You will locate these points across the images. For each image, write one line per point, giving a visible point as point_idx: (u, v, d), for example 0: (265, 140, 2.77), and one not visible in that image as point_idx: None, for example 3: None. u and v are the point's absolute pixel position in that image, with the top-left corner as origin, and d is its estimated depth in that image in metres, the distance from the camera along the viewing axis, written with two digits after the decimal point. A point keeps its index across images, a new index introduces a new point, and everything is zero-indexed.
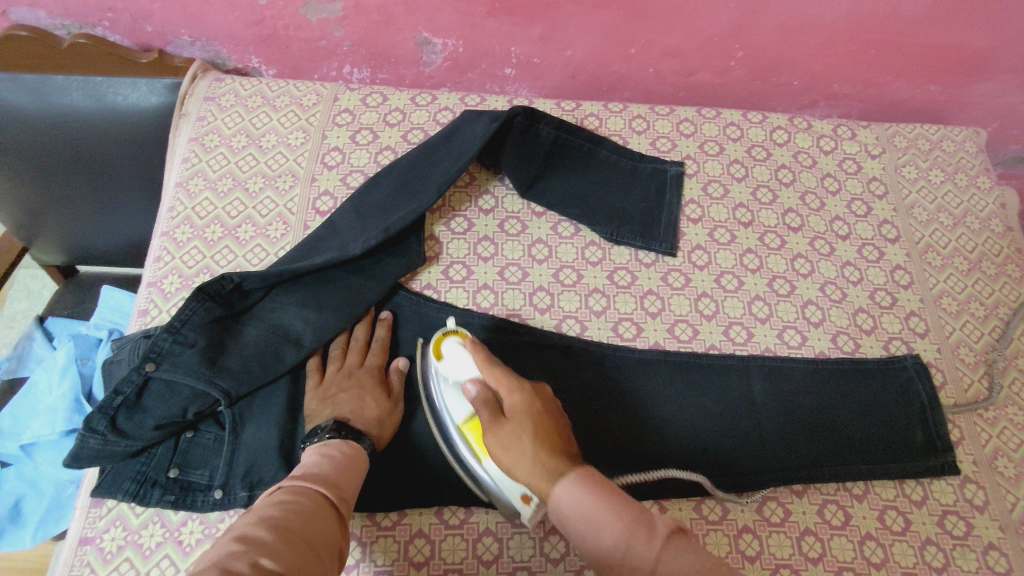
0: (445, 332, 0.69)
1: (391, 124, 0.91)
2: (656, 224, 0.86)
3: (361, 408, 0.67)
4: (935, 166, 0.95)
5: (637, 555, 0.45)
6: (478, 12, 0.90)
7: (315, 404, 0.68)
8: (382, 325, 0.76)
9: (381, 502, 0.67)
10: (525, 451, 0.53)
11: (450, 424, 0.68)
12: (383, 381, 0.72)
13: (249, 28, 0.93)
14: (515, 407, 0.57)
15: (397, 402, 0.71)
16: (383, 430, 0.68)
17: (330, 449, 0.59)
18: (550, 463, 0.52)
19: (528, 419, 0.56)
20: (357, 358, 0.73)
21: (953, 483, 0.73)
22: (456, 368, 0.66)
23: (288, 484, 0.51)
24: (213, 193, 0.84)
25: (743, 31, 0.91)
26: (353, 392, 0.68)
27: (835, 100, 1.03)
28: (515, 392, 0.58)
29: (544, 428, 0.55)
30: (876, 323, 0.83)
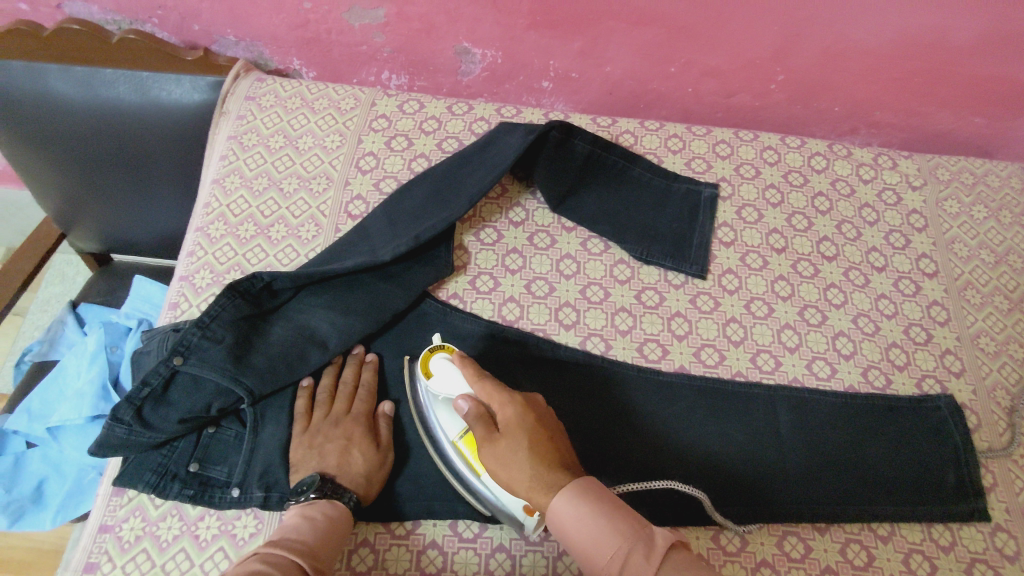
0: (434, 349, 0.69)
1: (426, 132, 0.91)
2: (688, 246, 0.85)
3: (346, 463, 0.65)
4: (978, 201, 0.93)
5: (633, 568, 0.48)
6: (519, 25, 0.90)
7: (303, 455, 0.66)
8: (369, 368, 0.74)
9: (396, 511, 0.67)
10: (522, 464, 0.56)
11: (444, 438, 0.67)
12: (371, 429, 0.69)
13: (293, 30, 0.95)
14: (508, 422, 0.59)
15: (386, 451, 0.68)
16: (371, 485, 0.65)
17: (313, 509, 0.59)
18: (547, 477, 0.55)
19: (521, 432, 0.57)
20: (344, 405, 0.70)
21: (983, 531, 0.71)
22: (448, 384, 0.65)
23: (262, 551, 0.51)
24: (248, 191, 0.86)
25: (786, 55, 0.90)
26: (339, 442, 0.66)
27: (876, 129, 1.01)
28: (507, 404, 0.59)
29: (539, 441, 0.57)
30: (909, 359, 0.81)
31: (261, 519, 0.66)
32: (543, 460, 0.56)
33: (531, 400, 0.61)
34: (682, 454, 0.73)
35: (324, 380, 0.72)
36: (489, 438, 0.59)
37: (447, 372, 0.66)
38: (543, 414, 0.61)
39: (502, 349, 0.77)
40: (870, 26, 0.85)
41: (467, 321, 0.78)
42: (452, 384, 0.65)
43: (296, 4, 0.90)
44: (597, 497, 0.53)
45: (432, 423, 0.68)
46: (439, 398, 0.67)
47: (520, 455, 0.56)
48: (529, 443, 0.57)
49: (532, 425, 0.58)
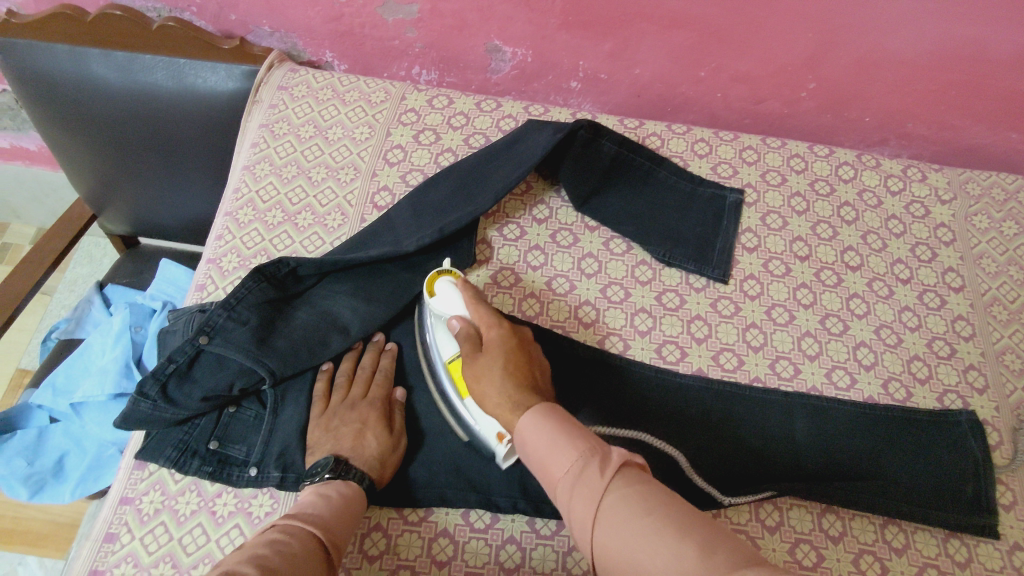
0: (441, 271, 0.72)
1: (454, 127, 0.92)
2: (710, 251, 0.85)
3: (361, 446, 0.65)
4: (1009, 217, 0.92)
5: (586, 479, 0.50)
6: (551, 24, 0.91)
7: (320, 436, 0.67)
8: (387, 354, 0.74)
9: (409, 498, 0.67)
10: (495, 377, 0.61)
11: (436, 360, 0.71)
12: (387, 414, 0.69)
13: (327, 23, 0.96)
14: (491, 341, 0.65)
15: (399, 437, 0.68)
16: (385, 469, 0.65)
17: (328, 488, 0.60)
18: (516, 395, 0.59)
19: (499, 351, 0.63)
20: (360, 390, 0.70)
21: (1000, 549, 0.70)
22: (446, 306, 0.70)
23: (280, 525, 0.53)
24: (277, 178, 0.87)
25: (819, 62, 0.90)
26: (355, 425, 0.67)
27: (906, 140, 1.00)
28: (493, 327, 0.66)
29: (515, 363, 0.63)
30: (931, 373, 0.80)
31: (277, 499, 0.67)
32: (516, 375, 0.61)
33: (518, 329, 0.67)
34: (697, 455, 0.73)
35: (343, 364, 0.73)
36: (472, 353, 0.65)
37: (449, 294, 0.70)
38: (528, 345, 0.67)
39: None
40: (906, 35, 0.84)
41: None
42: (450, 306, 0.69)
43: None
44: (560, 415, 0.55)
45: (429, 343, 0.72)
46: (436, 319, 0.71)
47: (495, 368, 0.62)
48: (505, 362, 0.62)
49: (513, 349, 0.64)
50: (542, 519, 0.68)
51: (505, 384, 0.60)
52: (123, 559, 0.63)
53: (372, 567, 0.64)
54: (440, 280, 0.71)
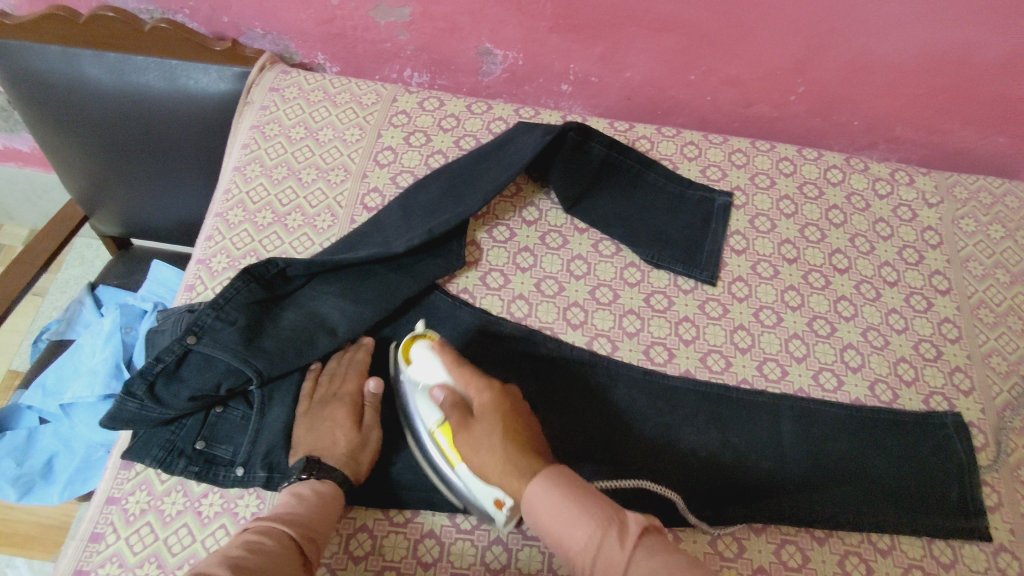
0: (415, 336, 0.70)
1: (445, 129, 0.93)
2: (699, 253, 0.85)
3: (333, 444, 0.66)
4: (996, 221, 0.92)
5: (607, 552, 0.50)
6: (542, 27, 0.91)
7: (298, 435, 0.68)
8: (364, 349, 0.75)
9: (389, 497, 0.68)
10: (494, 446, 0.58)
11: (421, 429, 0.68)
12: (359, 411, 0.70)
13: (319, 26, 0.97)
14: (483, 407, 0.62)
15: (370, 432, 0.69)
16: (359, 466, 0.66)
17: (301, 487, 0.61)
18: (520, 461, 0.57)
19: (494, 416, 0.60)
20: (335, 387, 0.71)
21: (986, 550, 0.70)
22: (425, 373, 0.67)
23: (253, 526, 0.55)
24: (267, 179, 0.87)
25: (807, 66, 0.90)
26: (326, 424, 0.68)
27: (895, 144, 1.01)
28: (482, 391, 0.62)
29: (511, 426, 0.60)
30: (917, 375, 0.80)
31: (264, 499, 0.67)
32: (515, 442, 0.58)
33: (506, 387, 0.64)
34: (682, 457, 0.73)
35: (329, 364, 0.74)
36: (463, 424, 0.61)
37: (426, 359, 0.67)
38: (519, 403, 0.64)
39: (511, 350, 0.78)
40: (894, 40, 0.85)
41: (475, 316, 0.79)
42: (430, 372, 0.67)
43: None
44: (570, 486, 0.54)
45: (412, 413, 0.69)
46: (416, 387, 0.68)
47: (492, 438, 0.59)
48: (502, 430, 0.59)
49: (506, 412, 0.61)
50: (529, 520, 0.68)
51: (507, 456, 0.57)
52: (109, 559, 0.63)
53: (358, 567, 0.64)
54: (415, 345, 0.69)
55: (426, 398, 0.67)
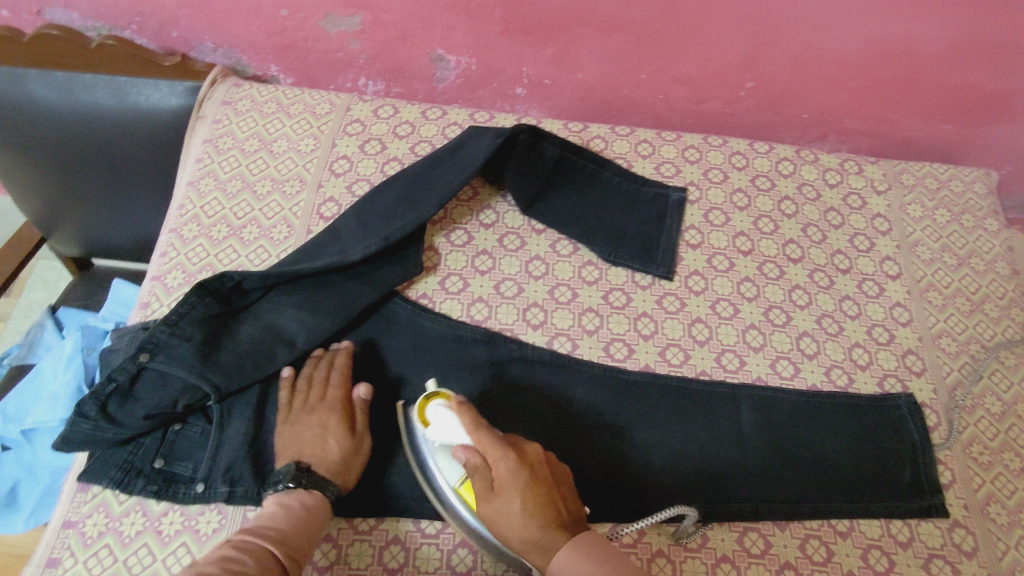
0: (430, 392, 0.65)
1: (400, 136, 0.93)
2: (655, 249, 0.86)
3: (323, 452, 0.66)
4: (942, 205, 0.95)
5: None
6: (492, 32, 0.92)
7: (282, 441, 0.67)
8: (341, 353, 0.74)
9: (375, 506, 0.68)
10: (517, 522, 0.58)
11: (443, 485, 0.65)
12: (348, 417, 0.69)
13: (270, 37, 0.97)
14: (504, 479, 0.59)
15: (362, 438, 0.69)
16: (349, 473, 0.66)
17: (290, 498, 0.61)
18: (543, 537, 0.57)
19: (516, 490, 0.58)
20: (319, 392, 0.70)
21: (942, 526, 0.72)
22: (445, 435, 0.63)
23: (236, 539, 0.55)
24: (222, 193, 0.87)
25: (754, 62, 0.92)
26: (314, 431, 0.67)
27: (844, 135, 1.03)
28: (502, 461, 0.60)
29: (536, 500, 0.58)
30: (871, 359, 0.82)
31: (225, 515, 0.67)
32: (540, 517, 0.58)
33: (525, 447, 0.62)
34: (644, 450, 0.74)
35: (306, 368, 0.73)
36: (488, 493, 0.60)
37: (446, 420, 0.63)
38: (540, 463, 0.61)
39: (472, 354, 0.78)
40: (836, 34, 0.87)
41: (435, 321, 0.79)
42: (450, 434, 0.63)
43: (273, 11, 0.92)
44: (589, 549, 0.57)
45: (431, 467, 0.66)
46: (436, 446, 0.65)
47: (514, 512, 0.58)
48: (524, 502, 0.58)
49: (528, 481, 0.59)
50: None
51: (529, 528, 0.58)
52: None
53: None
54: (432, 403, 0.65)
55: (448, 456, 0.64)
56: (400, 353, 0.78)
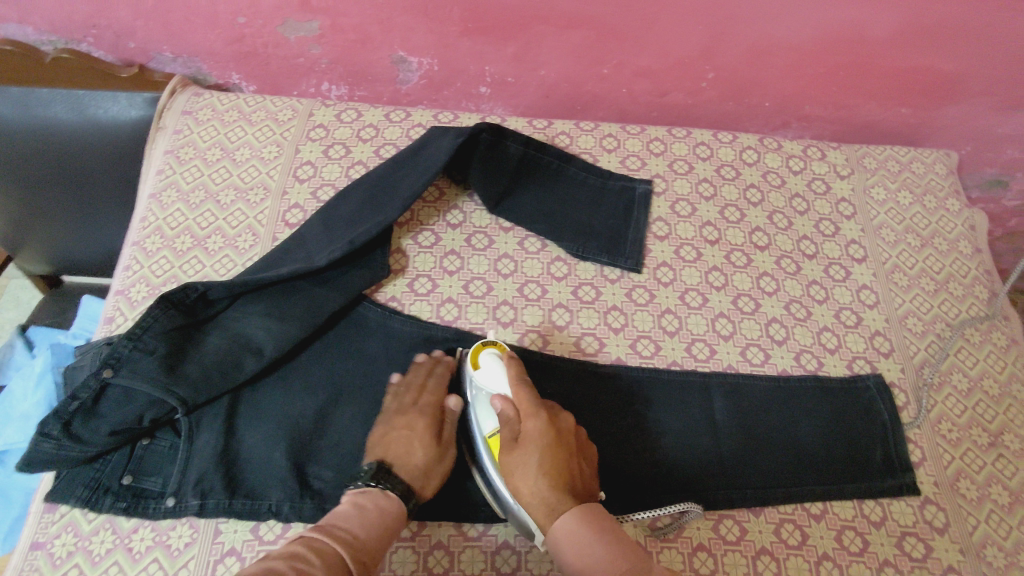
0: (483, 345, 0.72)
1: (364, 139, 0.92)
2: (623, 242, 0.87)
3: (408, 455, 0.64)
4: (904, 187, 0.96)
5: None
6: (452, 32, 0.92)
7: (373, 438, 0.67)
8: (443, 362, 0.74)
9: (443, 512, 0.69)
10: (531, 474, 0.60)
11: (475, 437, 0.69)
12: (437, 425, 0.69)
13: (229, 45, 0.96)
14: (529, 431, 0.63)
15: (448, 447, 0.68)
16: (429, 481, 0.65)
17: (365, 497, 0.59)
18: (550, 498, 0.59)
19: (536, 445, 0.62)
20: (414, 396, 0.70)
21: (914, 505, 0.73)
22: (489, 381, 0.69)
23: (307, 536, 0.54)
24: (184, 204, 0.86)
25: (713, 53, 0.92)
26: (404, 433, 0.66)
27: (807, 122, 1.04)
28: (533, 417, 0.64)
29: (553, 460, 0.61)
30: (840, 342, 0.83)
31: (197, 528, 0.66)
32: (553, 478, 0.60)
33: (559, 416, 0.65)
34: (620, 440, 0.75)
35: (411, 375, 0.72)
36: (511, 442, 0.64)
37: (493, 367, 0.69)
38: (570, 433, 0.65)
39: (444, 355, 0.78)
40: (791, 22, 0.88)
41: (406, 323, 0.79)
42: (494, 382, 0.68)
43: (230, 18, 0.91)
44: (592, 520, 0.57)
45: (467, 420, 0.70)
46: (476, 395, 0.70)
47: (530, 464, 0.61)
48: (540, 457, 0.61)
49: (551, 442, 0.62)
50: (470, 523, 0.69)
51: (539, 483, 0.59)
52: None
53: None
54: (483, 352, 0.71)
55: (484, 406, 0.69)
56: (371, 358, 0.77)
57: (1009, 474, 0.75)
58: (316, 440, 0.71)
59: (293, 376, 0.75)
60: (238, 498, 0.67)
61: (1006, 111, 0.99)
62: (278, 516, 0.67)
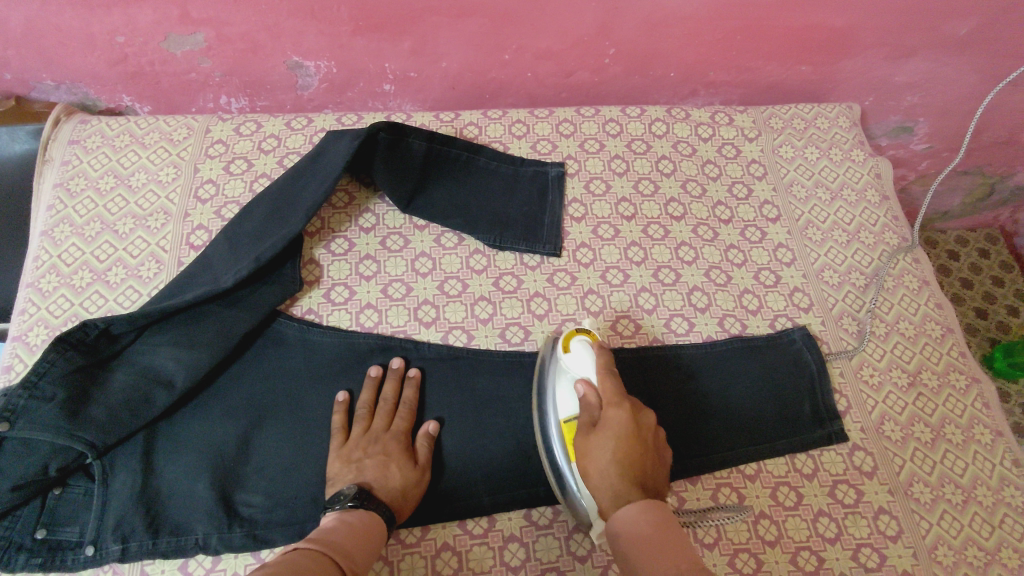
0: (577, 331, 0.70)
1: (265, 151, 0.89)
2: (539, 227, 0.86)
3: (385, 477, 0.66)
4: (811, 143, 0.98)
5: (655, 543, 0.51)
6: (344, 32, 0.89)
7: (347, 462, 0.67)
8: (409, 385, 0.74)
9: (412, 519, 0.68)
10: (604, 459, 0.58)
11: (553, 418, 0.68)
12: (410, 448, 0.70)
13: (113, 67, 0.92)
14: (609, 419, 0.60)
15: (425, 470, 0.69)
16: (407, 500, 0.66)
17: (350, 515, 0.60)
18: (616, 486, 0.56)
19: (614, 433, 0.59)
20: (383, 422, 0.71)
21: (843, 452, 0.75)
22: (577, 367, 0.67)
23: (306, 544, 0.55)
24: (80, 239, 0.82)
25: (610, 29, 0.92)
26: (378, 458, 0.67)
27: (714, 88, 1.05)
28: (614, 406, 0.61)
29: (627, 453, 0.58)
30: (761, 303, 0.84)
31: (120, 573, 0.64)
32: (625, 469, 0.57)
33: (643, 411, 0.62)
34: None
35: (364, 395, 0.73)
36: (589, 428, 0.61)
37: (583, 354, 0.67)
38: (651, 430, 0.61)
39: (368, 362, 0.76)
40: None
41: (324, 335, 0.77)
42: (581, 368, 0.67)
43: (108, 38, 0.87)
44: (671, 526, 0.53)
45: (548, 400, 0.70)
46: (562, 377, 0.68)
47: (605, 453, 0.58)
48: (614, 447, 0.58)
49: (629, 435, 0.59)
50: (405, 529, 0.68)
51: (607, 472, 0.57)
52: None
53: None
54: (574, 337, 0.70)
55: (566, 390, 0.68)
56: (292, 376, 0.75)
57: (930, 412, 0.78)
58: (240, 467, 0.69)
59: (211, 403, 0.72)
60: (162, 537, 0.65)
61: (899, 60, 1.02)
62: (206, 550, 0.65)
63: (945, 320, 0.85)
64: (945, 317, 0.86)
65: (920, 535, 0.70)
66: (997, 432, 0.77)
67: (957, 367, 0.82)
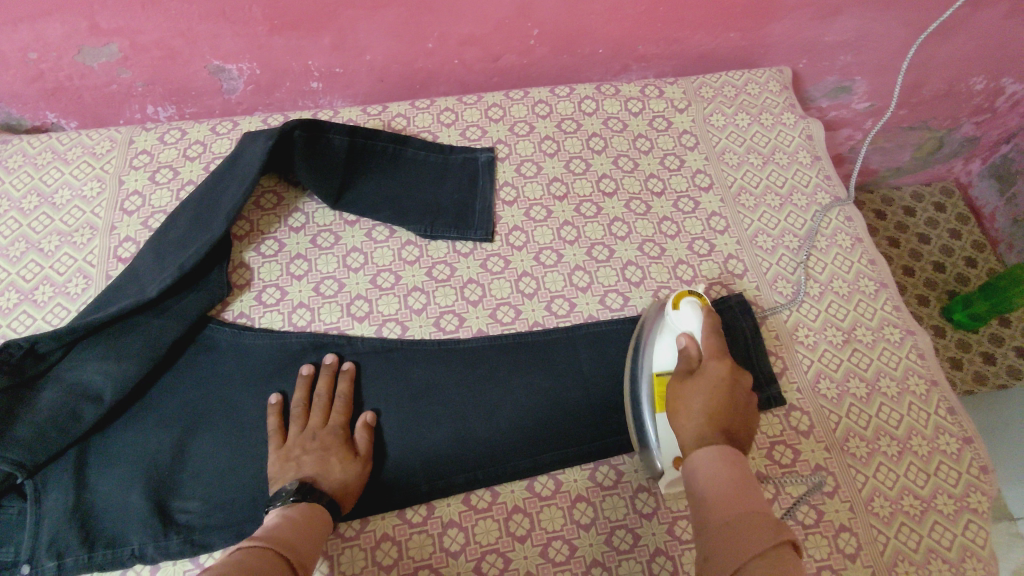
0: (688, 291, 0.71)
1: (191, 158, 0.88)
2: (471, 214, 0.86)
3: (326, 470, 0.66)
4: (741, 110, 0.98)
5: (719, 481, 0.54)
6: (261, 32, 0.89)
7: (289, 460, 0.67)
8: (344, 379, 0.73)
9: (352, 512, 0.68)
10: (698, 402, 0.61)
11: (646, 370, 0.71)
12: (349, 441, 0.69)
13: (30, 84, 0.91)
14: (708, 369, 0.63)
15: (366, 461, 0.69)
16: (349, 492, 0.66)
17: (292, 510, 0.60)
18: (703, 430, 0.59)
19: (711, 383, 0.62)
20: (318, 418, 0.70)
21: (779, 414, 0.75)
22: (684, 324, 0.69)
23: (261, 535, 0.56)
24: (5, 260, 0.81)
25: (531, 9, 0.92)
26: (316, 454, 0.67)
27: (645, 62, 1.05)
28: (715, 360, 0.64)
29: (720, 401, 0.60)
30: (695, 273, 0.84)
31: None
32: (716, 413, 0.60)
33: (741, 374, 0.64)
34: (490, 411, 0.74)
35: (297, 394, 0.72)
36: (685, 375, 0.64)
37: (692, 315, 0.69)
38: (747, 393, 0.63)
39: (301, 361, 0.76)
40: None
41: (256, 337, 0.77)
42: (688, 328, 0.68)
43: (21, 55, 0.86)
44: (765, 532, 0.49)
45: (643, 354, 0.72)
46: (666, 331, 0.70)
47: (697, 397, 0.61)
48: (708, 395, 0.61)
49: (725, 385, 0.62)
50: (345, 522, 0.68)
51: (698, 414, 0.60)
52: None
53: None
54: (684, 296, 0.70)
55: (669, 343, 0.70)
56: (225, 381, 0.74)
57: (864, 366, 0.78)
58: (175, 475, 0.69)
59: (145, 414, 0.72)
60: (98, 550, 0.65)
61: (826, 19, 1.02)
62: (143, 559, 0.65)
63: (879, 275, 0.86)
64: (879, 273, 0.86)
65: (856, 489, 0.71)
66: (931, 381, 0.78)
67: (892, 321, 0.82)
